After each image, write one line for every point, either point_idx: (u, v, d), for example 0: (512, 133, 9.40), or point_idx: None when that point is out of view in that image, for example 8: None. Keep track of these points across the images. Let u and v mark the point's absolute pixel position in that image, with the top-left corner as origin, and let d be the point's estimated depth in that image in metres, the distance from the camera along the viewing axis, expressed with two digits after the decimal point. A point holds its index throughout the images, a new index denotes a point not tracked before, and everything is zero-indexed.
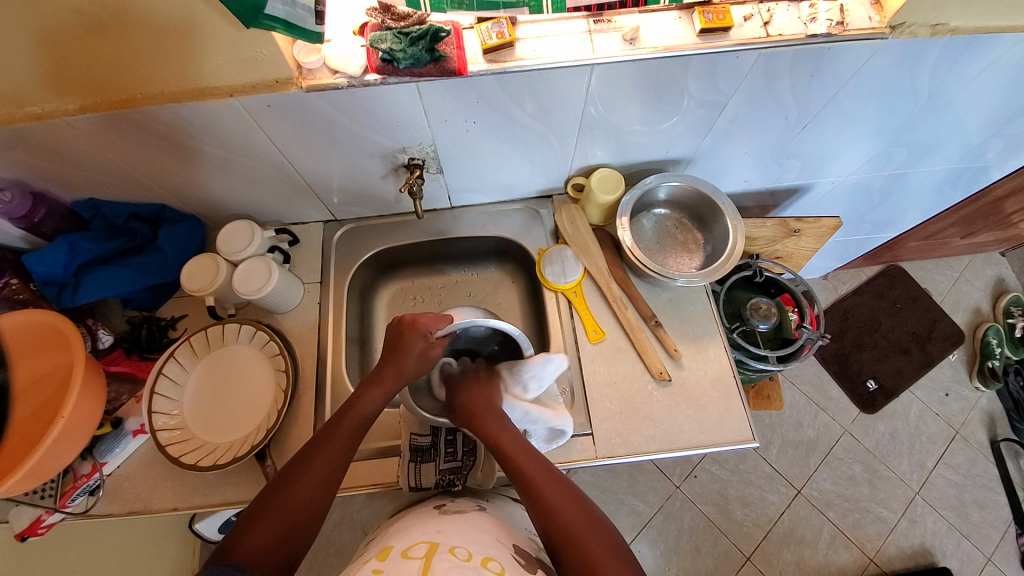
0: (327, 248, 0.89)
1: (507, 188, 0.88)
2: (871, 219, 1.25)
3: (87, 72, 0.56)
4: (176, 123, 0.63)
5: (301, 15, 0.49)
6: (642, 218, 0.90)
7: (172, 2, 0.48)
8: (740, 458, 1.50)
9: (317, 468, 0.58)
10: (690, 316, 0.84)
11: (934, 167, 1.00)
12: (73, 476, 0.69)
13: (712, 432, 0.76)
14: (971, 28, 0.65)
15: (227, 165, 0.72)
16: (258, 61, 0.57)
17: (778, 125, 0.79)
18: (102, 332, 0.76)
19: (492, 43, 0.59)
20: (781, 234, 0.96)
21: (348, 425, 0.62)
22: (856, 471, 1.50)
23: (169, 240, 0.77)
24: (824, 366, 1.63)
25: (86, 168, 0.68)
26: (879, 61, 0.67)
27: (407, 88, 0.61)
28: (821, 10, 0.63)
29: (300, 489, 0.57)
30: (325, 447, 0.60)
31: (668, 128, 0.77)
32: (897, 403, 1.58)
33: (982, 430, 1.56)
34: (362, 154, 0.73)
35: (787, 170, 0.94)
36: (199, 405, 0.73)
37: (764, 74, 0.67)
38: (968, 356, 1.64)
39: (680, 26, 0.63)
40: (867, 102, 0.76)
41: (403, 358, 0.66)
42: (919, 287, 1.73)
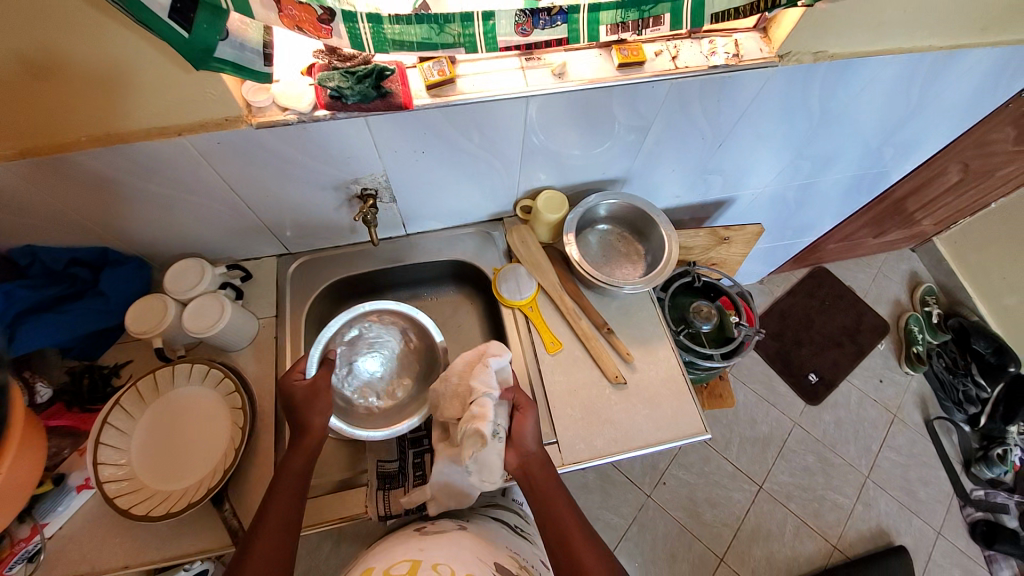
0: (282, 282, 0.88)
1: (460, 213, 0.92)
2: (792, 226, 1.39)
3: (27, 118, 0.56)
4: (120, 164, 0.63)
5: (248, 57, 0.51)
6: (587, 234, 0.97)
7: (121, 47, 0.50)
8: (704, 460, 1.56)
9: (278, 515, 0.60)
10: (639, 322, 0.90)
11: (836, 176, 1.15)
12: (10, 541, 0.64)
13: (669, 429, 0.81)
14: (846, 54, 0.77)
15: (175, 204, 0.71)
16: (207, 101, 0.59)
17: (698, 144, 0.89)
18: (40, 385, 0.72)
19: (434, 79, 0.64)
20: (714, 242, 1.06)
21: (298, 465, 0.64)
22: (810, 461, 1.59)
23: (112, 283, 0.74)
24: (770, 364, 1.75)
25: (19, 213, 0.66)
26: (773, 86, 0.78)
27: (357, 122, 0.64)
28: (719, 45, 0.73)
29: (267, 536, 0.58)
30: (288, 488, 0.62)
31: (602, 151, 0.84)
32: (837, 393, 1.71)
33: (916, 411, 1.71)
34: (314, 187, 0.75)
35: (712, 184, 1.04)
36: (148, 452, 0.69)
37: (677, 101, 0.76)
38: (895, 343, 1.81)
39: (601, 61, 0.71)
40: (770, 121, 0.87)
41: (315, 398, 0.69)
42: (843, 285, 1.91)
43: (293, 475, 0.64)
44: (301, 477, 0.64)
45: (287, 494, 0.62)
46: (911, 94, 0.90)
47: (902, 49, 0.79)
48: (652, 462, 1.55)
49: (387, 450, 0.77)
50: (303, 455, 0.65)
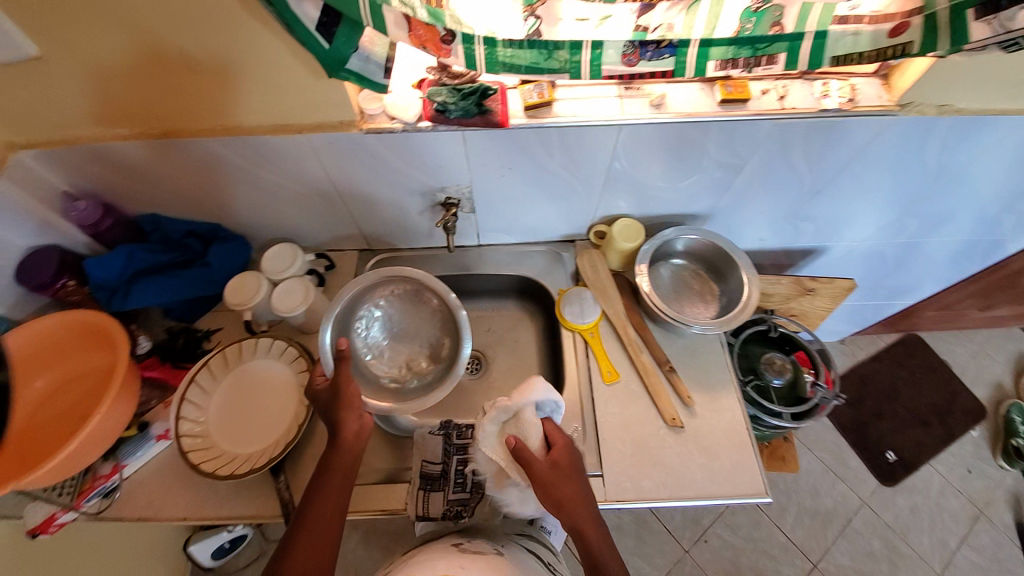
0: (359, 276, 0.93)
1: (533, 230, 0.93)
2: (887, 286, 1.27)
3: (176, 105, 0.64)
4: (244, 152, 0.70)
5: (372, 70, 0.55)
6: (659, 267, 0.94)
7: (266, 51, 0.57)
8: (753, 524, 1.44)
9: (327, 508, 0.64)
10: (705, 365, 0.85)
11: (948, 238, 1.03)
12: (92, 476, 0.71)
13: (724, 484, 0.75)
14: (974, 110, 0.70)
15: (281, 193, 0.79)
16: (326, 105, 0.64)
17: (793, 188, 0.84)
18: (141, 338, 0.80)
19: (533, 101, 0.66)
20: (797, 292, 0.99)
21: (342, 463, 0.66)
22: (875, 546, 1.42)
23: (218, 257, 0.83)
24: (842, 433, 1.59)
25: (157, 186, 0.76)
26: (888, 136, 0.73)
27: (454, 135, 0.68)
28: (834, 88, 0.69)
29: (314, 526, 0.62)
30: (332, 488, 0.65)
31: (688, 186, 0.82)
32: (920, 478, 1.51)
33: (1005, 511, 1.47)
34: (403, 191, 0.80)
35: (802, 232, 0.98)
36: (223, 414, 0.76)
37: (779, 142, 0.73)
38: (989, 433, 1.58)
39: (702, 95, 0.70)
40: (879, 172, 0.81)
41: (341, 399, 0.67)
42: (939, 358, 1.70)
43: (338, 474, 0.65)
44: (346, 477, 0.66)
45: (331, 495, 0.64)
46: None
47: None
48: (695, 515, 1.45)
49: (433, 452, 0.76)
50: (348, 456, 0.66)
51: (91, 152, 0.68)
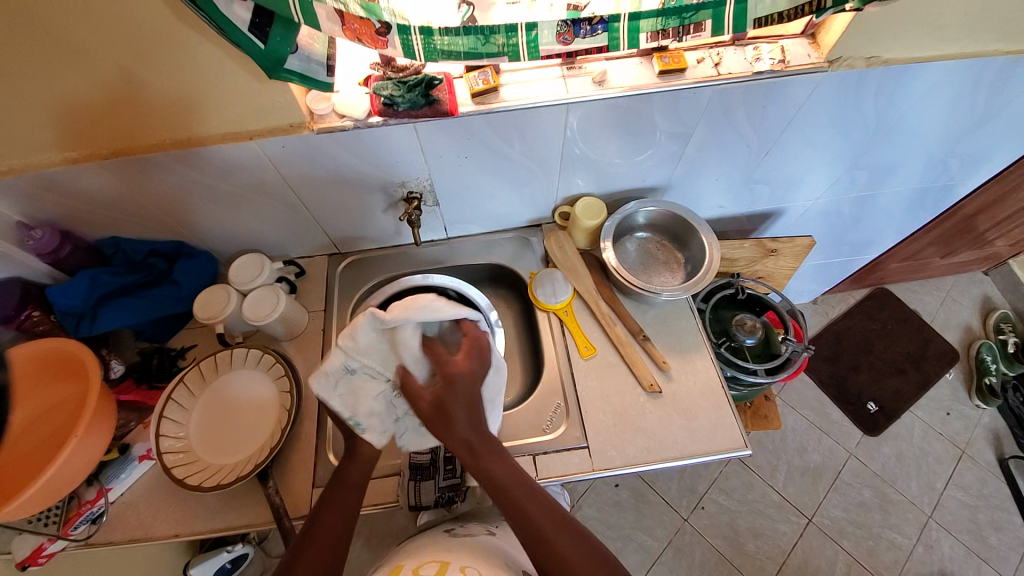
0: (331, 280, 0.94)
1: (499, 218, 0.95)
2: (847, 242, 1.32)
3: (123, 123, 0.64)
4: (199, 165, 0.70)
5: (314, 68, 0.57)
6: (625, 241, 0.96)
7: (208, 60, 0.58)
8: (746, 487, 1.48)
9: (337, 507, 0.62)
10: (677, 331, 0.88)
11: (896, 189, 1.08)
12: (77, 502, 0.70)
13: (705, 442, 0.78)
14: (903, 59, 0.74)
15: (242, 203, 0.79)
16: (276, 109, 0.65)
17: (742, 152, 0.87)
18: (114, 361, 0.80)
19: (478, 88, 0.68)
20: (762, 253, 1.04)
21: (353, 474, 0.66)
22: (865, 496, 1.46)
23: (184, 274, 0.83)
24: (822, 390, 1.64)
25: (115, 208, 0.75)
26: (823, 92, 0.76)
27: (406, 128, 0.69)
28: (764, 51, 0.73)
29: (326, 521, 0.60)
30: (341, 494, 0.64)
31: (642, 159, 0.85)
32: (900, 424, 1.58)
33: (987, 447, 1.54)
34: (365, 190, 0.81)
35: (758, 195, 1.01)
36: (205, 428, 0.75)
37: (720, 108, 0.76)
38: (964, 373, 1.66)
39: (642, 69, 0.72)
40: (821, 128, 0.84)
41: (356, 415, 0.65)
42: (907, 308, 1.77)
43: (353, 484, 0.65)
44: (356, 487, 0.65)
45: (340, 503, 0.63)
46: (978, 102, 0.85)
47: (965, 54, 0.75)
48: (690, 483, 1.48)
49: None
50: (360, 468, 0.66)
51: (40, 178, 0.67)
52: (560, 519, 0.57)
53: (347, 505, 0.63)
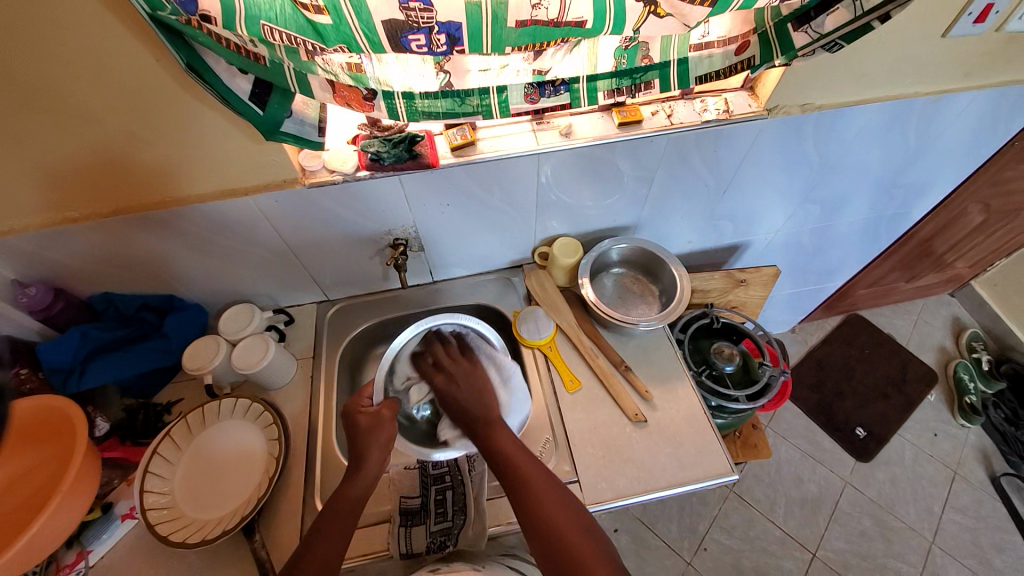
0: (321, 326, 0.96)
1: (482, 261, 1.00)
2: (814, 270, 1.40)
3: (125, 184, 0.68)
4: (196, 220, 0.74)
5: (308, 130, 0.63)
6: (602, 278, 1.02)
7: (206, 123, 0.63)
8: (747, 523, 1.45)
9: (322, 548, 0.62)
10: (658, 360, 0.91)
11: (851, 219, 1.17)
12: (55, 566, 0.67)
13: (692, 469, 0.79)
14: (834, 104, 0.84)
15: (236, 256, 0.83)
16: (271, 167, 0.71)
17: (703, 191, 0.95)
18: (99, 419, 0.79)
19: (457, 143, 0.75)
20: (730, 284, 1.11)
21: (341, 513, 0.66)
22: (866, 525, 1.44)
23: (176, 327, 0.84)
24: (811, 418, 1.66)
25: (112, 265, 0.78)
26: (767, 136, 0.85)
27: (391, 181, 0.75)
28: (710, 103, 0.82)
29: (313, 560, 0.61)
30: (333, 523, 0.65)
31: (612, 202, 0.92)
32: (890, 448, 1.59)
33: (977, 466, 1.56)
34: (353, 239, 0.85)
35: (724, 230, 1.09)
36: (190, 483, 0.74)
37: (677, 153, 0.84)
38: (945, 393, 1.70)
39: (604, 121, 0.81)
40: (772, 167, 0.93)
41: (374, 432, 0.73)
42: (882, 332, 1.84)
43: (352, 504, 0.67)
44: (345, 525, 0.65)
45: (333, 528, 0.64)
46: (909, 138, 0.95)
47: (888, 96, 0.85)
48: (690, 523, 1.45)
49: (410, 487, 0.78)
50: (347, 505, 0.67)
51: (41, 238, 0.71)
52: (551, 481, 0.68)
53: (340, 527, 0.65)
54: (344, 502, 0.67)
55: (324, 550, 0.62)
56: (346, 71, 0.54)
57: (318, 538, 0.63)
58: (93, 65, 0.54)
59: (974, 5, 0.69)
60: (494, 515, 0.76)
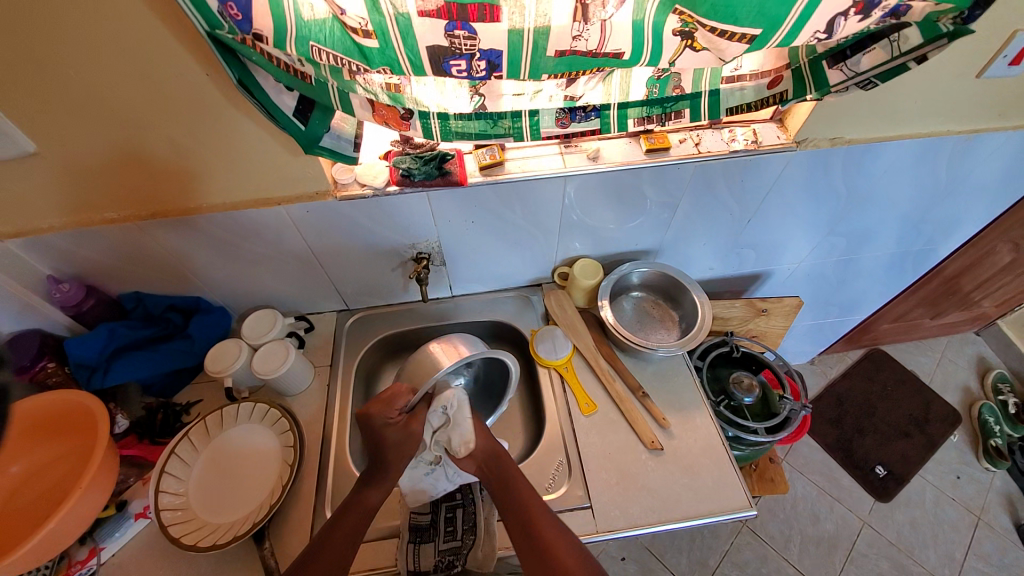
0: (340, 335, 0.97)
1: (502, 278, 1.00)
2: (836, 302, 1.37)
3: (165, 191, 0.71)
4: (227, 226, 0.76)
5: (343, 145, 0.65)
6: (621, 301, 1.02)
7: (247, 135, 0.65)
8: (759, 560, 1.40)
9: (332, 552, 0.64)
10: (675, 387, 0.90)
11: (877, 252, 1.15)
12: (68, 561, 0.68)
13: (708, 501, 0.77)
14: (865, 139, 0.83)
15: (263, 262, 0.84)
16: (304, 178, 0.73)
17: (727, 220, 0.95)
18: (119, 417, 0.80)
19: (486, 162, 0.76)
20: (752, 313, 1.10)
21: (351, 521, 0.67)
22: (884, 568, 1.38)
23: (199, 328, 0.86)
24: (828, 453, 1.61)
25: (143, 265, 0.81)
26: (795, 167, 0.85)
27: (420, 197, 0.76)
28: (739, 133, 0.82)
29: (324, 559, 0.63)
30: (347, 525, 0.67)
31: (635, 225, 0.92)
32: (911, 490, 1.53)
33: (1003, 513, 1.49)
34: (379, 251, 0.87)
35: (746, 258, 1.08)
36: (204, 485, 0.75)
37: (704, 180, 0.84)
38: (970, 436, 1.63)
39: (632, 147, 0.81)
40: (799, 197, 0.92)
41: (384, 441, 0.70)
42: (905, 369, 1.79)
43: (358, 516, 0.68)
44: (357, 528, 0.67)
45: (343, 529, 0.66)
46: (938, 176, 0.94)
47: (919, 133, 0.84)
48: (700, 556, 1.40)
49: (422, 501, 0.77)
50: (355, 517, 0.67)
51: (77, 236, 0.73)
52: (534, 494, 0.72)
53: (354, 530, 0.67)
54: (355, 508, 0.68)
55: (338, 548, 0.65)
56: (385, 90, 0.56)
57: (333, 536, 0.65)
58: (145, 75, 0.56)
59: (1009, 48, 0.69)
60: (502, 537, 0.75)
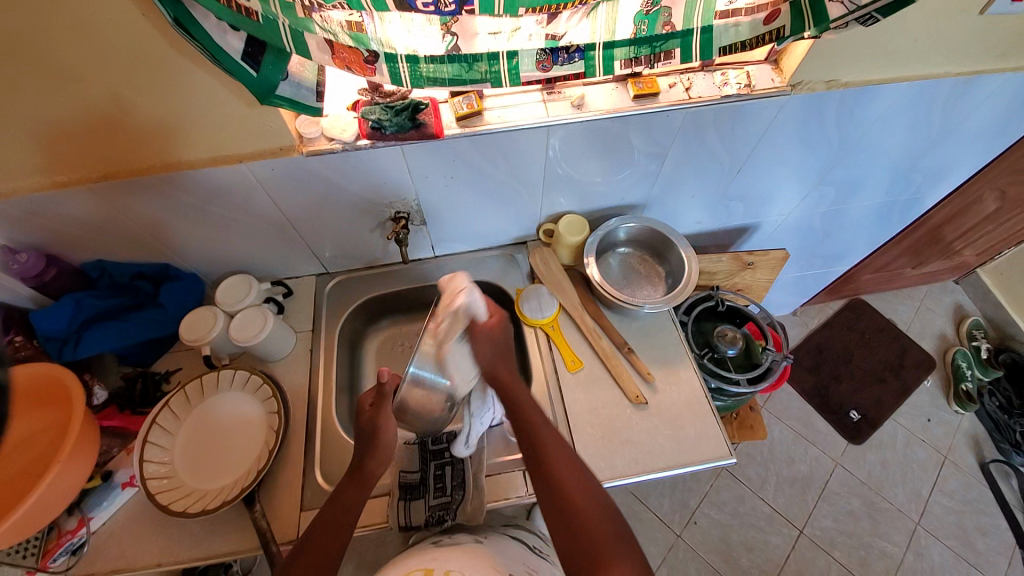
0: (320, 299, 0.95)
1: (485, 236, 0.97)
2: (822, 253, 1.37)
3: (120, 150, 0.65)
4: (189, 187, 0.71)
5: (304, 94, 0.59)
6: (608, 257, 1.00)
7: (194, 84, 0.59)
8: (737, 500, 1.48)
9: (329, 531, 0.62)
10: (660, 343, 0.91)
11: (866, 202, 1.14)
12: (58, 532, 0.68)
13: (691, 452, 0.80)
14: (860, 81, 0.79)
15: (232, 225, 0.80)
16: (267, 133, 0.67)
17: (716, 170, 0.91)
18: (97, 387, 0.79)
19: (463, 112, 0.71)
20: (738, 267, 1.09)
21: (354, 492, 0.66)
22: (854, 505, 1.48)
23: (170, 297, 0.83)
24: (806, 400, 1.68)
25: (102, 232, 0.75)
26: (788, 113, 0.81)
27: (394, 151, 0.71)
28: (731, 76, 0.77)
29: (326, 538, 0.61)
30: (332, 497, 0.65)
31: (623, 178, 0.89)
32: (882, 432, 1.61)
33: (967, 452, 1.58)
34: (354, 211, 0.82)
35: (734, 211, 1.06)
36: (190, 454, 0.74)
37: (694, 128, 0.80)
38: (942, 380, 1.71)
39: (618, 93, 0.76)
40: (792, 146, 0.89)
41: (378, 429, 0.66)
42: (883, 317, 1.84)
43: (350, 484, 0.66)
44: (356, 504, 0.65)
45: (339, 521, 0.63)
46: (933, 121, 0.90)
47: (916, 76, 0.80)
48: (682, 498, 1.48)
49: (410, 461, 0.79)
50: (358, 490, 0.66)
51: (28, 202, 0.68)
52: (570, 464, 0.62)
53: (350, 509, 0.65)
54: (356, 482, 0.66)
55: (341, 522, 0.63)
56: (346, 30, 0.50)
57: (329, 518, 0.63)
58: (76, 16, 0.49)
59: None
60: (491, 493, 0.76)
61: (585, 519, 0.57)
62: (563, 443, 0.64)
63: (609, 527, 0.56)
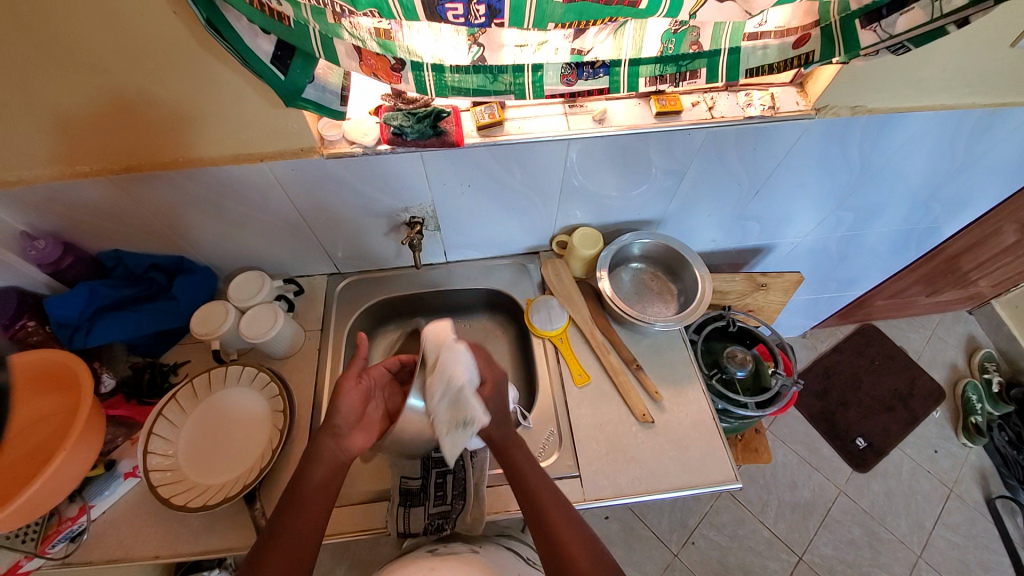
0: (330, 298, 0.95)
1: (497, 245, 0.97)
2: (836, 278, 1.35)
3: (141, 143, 0.66)
4: (207, 182, 0.72)
5: (328, 98, 0.59)
6: (620, 271, 1.00)
7: (219, 83, 0.60)
8: (736, 522, 1.46)
9: (303, 519, 0.61)
10: (669, 361, 0.90)
11: (883, 229, 1.12)
12: (58, 519, 0.69)
13: (695, 474, 0.78)
14: (885, 108, 0.78)
15: (247, 222, 0.80)
16: (288, 134, 0.68)
17: (734, 190, 0.91)
18: (106, 375, 0.79)
19: (484, 122, 0.71)
20: (750, 287, 1.08)
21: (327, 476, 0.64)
22: (856, 534, 1.45)
23: (183, 289, 0.83)
24: (812, 424, 1.65)
25: (119, 222, 0.76)
26: (810, 137, 0.80)
27: (413, 156, 0.72)
28: (755, 97, 0.77)
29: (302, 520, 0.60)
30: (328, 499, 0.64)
31: (639, 193, 0.88)
32: (889, 462, 1.58)
33: (975, 487, 1.55)
34: (370, 213, 0.83)
35: (750, 231, 1.05)
36: (194, 448, 0.75)
37: (714, 147, 0.79)
38: (952, 411, 1.68)
39: (641, 109, 0.76)
40: (811, 169, 0.88)
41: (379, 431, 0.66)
42: (894, 344, 1.81)
43: (318, 490, 0.62)
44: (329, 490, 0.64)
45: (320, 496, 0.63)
46: (957, 151, 0.89)
47: (942, 105, 0.79)
48: (680, 517, 1.46)
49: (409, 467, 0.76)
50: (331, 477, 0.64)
51: (49, 189, 0.68)
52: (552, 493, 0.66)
53: (319, 514, 0.62)
54: None
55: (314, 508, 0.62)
56: (374, 36, 0.51)
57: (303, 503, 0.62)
58: (107, 12, 0.50)
59: None
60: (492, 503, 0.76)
61: (572, 557, 0.60)
62: (542, 474, 0.68)
63: (592, 564, 0.60)
